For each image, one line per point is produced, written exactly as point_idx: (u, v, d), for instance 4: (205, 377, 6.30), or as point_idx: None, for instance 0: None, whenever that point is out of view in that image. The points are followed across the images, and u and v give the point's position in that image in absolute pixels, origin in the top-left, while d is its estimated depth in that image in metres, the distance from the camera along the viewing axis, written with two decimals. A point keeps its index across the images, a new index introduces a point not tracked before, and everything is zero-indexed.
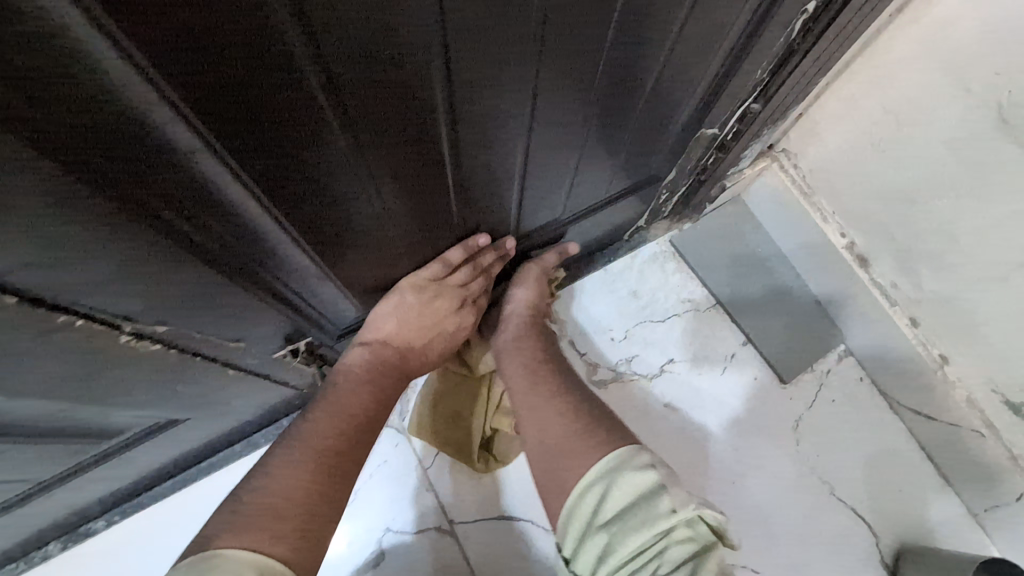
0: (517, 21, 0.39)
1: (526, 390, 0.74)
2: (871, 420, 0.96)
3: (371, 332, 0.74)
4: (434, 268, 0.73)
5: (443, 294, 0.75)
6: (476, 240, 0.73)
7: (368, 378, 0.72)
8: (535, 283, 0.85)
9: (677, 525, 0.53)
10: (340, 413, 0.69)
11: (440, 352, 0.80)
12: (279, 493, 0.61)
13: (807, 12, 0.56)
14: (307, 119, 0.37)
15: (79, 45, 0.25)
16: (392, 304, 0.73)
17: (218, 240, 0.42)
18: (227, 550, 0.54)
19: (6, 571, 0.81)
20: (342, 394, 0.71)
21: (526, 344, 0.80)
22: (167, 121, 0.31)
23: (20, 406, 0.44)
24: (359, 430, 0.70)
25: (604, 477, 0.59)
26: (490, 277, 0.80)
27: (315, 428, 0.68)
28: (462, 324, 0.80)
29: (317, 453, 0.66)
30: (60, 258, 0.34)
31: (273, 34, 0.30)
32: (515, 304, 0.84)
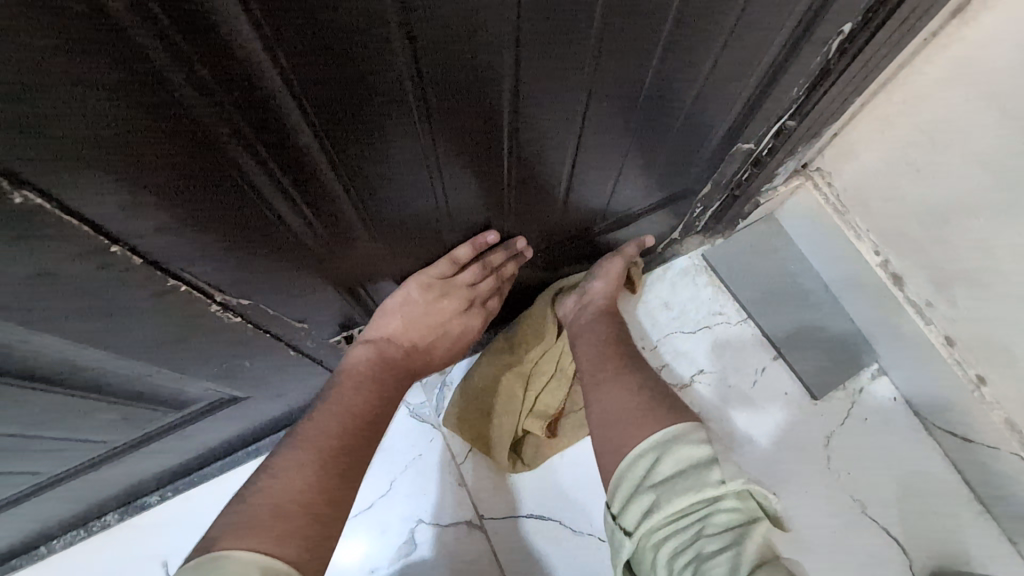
0: (580, 32, 0.43)
1: (595, 367, 0.79)
2: (906, 440, 0.95)
3: (375, 330, 0.73)
4: (440, 267, 0.71)
5: (449, 294, 0.73)
6: (484, 238, 0.70)
7: (371, 377, 0.71)
8: (615, 277, 0.88)
9: (725, 495, 0.55)
10: (345, 410, 0.68)
11: (446, 351, 0.79)
12: (284, 490, 0.59)
13: (843, 33, 0.59)
14: (396, 114, 0.41)
15: (234, 43, 0.29)
16: (398, 301, 0.72)
17: (304, 218, 0.46)
18: (231, 551, 0.51)
19: (67, 536, 0.86)
20: (348, 392, 0.69)
21: (600, 327, 0.84)
22: (285, 109, 0.35)
23: (115, 364, 0.49)
24: (364, 430, 0.68)
25: (657, 446, 0.62)
26: (500, 277, 0.77)
27: (321, 425, 0.66)
28: (468, 326, 0.79)
29: (322, 453, 0.64)
30: (179, 224, 0.39)
31: (382, 37, 0.34)
32: (594, 294, 0.88)
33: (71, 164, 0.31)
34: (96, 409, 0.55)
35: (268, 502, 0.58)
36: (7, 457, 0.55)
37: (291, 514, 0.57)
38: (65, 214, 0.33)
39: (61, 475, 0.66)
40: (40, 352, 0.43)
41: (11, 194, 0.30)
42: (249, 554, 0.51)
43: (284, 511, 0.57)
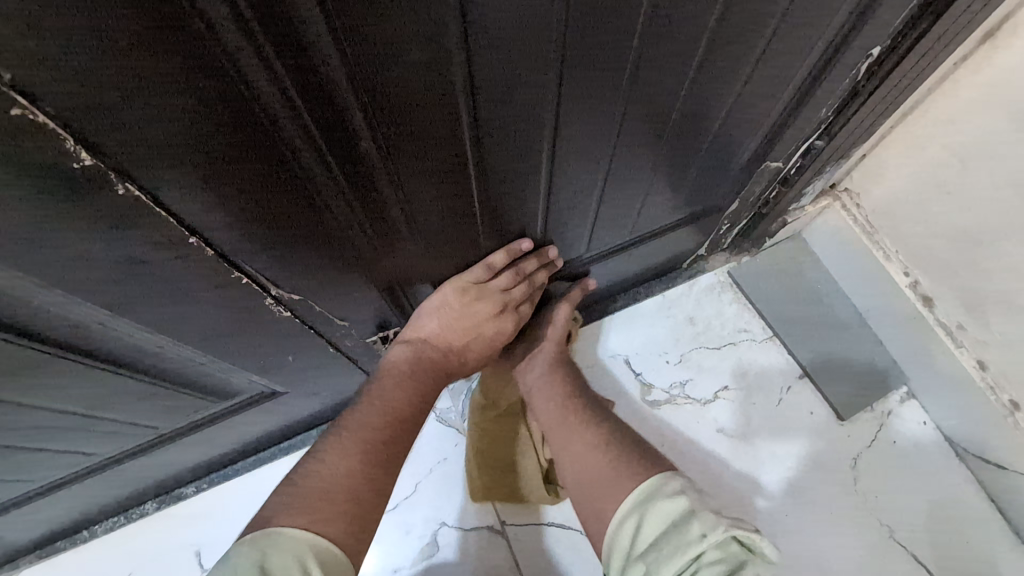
0: (620, 52, 0.46)
1: (555, 418, 0.80)
2: (936, 466, 0.93)
3: (414, 330, 0.76)
4: (476, 272, 0.74)
5: (483, 298, 0.76)
6: (519, 245, 0.73)
7: (410, 376, 0.74)
8: (562, 325, 0.88)
9: (708, 548, 0.55)
10: (386, 405, 0.71)
11: (478, 355, 0.81)
12: (328, 478, 0.64)
13: (871, 57, 0.61)
14: (446, 127, 0.44)
15: (317, 59, 0.33)
16: (436, 303, 0.75)
17: (356, 221, 0.50)
18: (289, 528, 0.57)
19: (108, 522, 0.90)
20: (388, 387, 0.73)
21: (555, 378, 0.85)
22: (351, 119, 0.39)
23: (178, 351, 0.53)
24: (403, 426, 0.72)
25: (638, 508, 0.63)
26: (532, 283, 0.79)
27: (363, 418, 0.69)
28: (501, 330, 0.81)
29: (366, 443, 0.68)
30: (248, 220, 0.42)
31: (443, 56, 0.37)
32: (542, 343, 0.88)
33: (166, 165, 0.34)
34: (154, 395, 0.59)
35: (314, 488, 0.63)
36: (72, 435, 0.59)
37: (338, 499, 0.62)
38: (156, 208, 0.37)
39: (114, 459, 0.71)
40: (118, 336, 0.47)
41: (115, 186, 0.34)
42: (304, 533, 0.57)
43: (331, 495, 0.62)
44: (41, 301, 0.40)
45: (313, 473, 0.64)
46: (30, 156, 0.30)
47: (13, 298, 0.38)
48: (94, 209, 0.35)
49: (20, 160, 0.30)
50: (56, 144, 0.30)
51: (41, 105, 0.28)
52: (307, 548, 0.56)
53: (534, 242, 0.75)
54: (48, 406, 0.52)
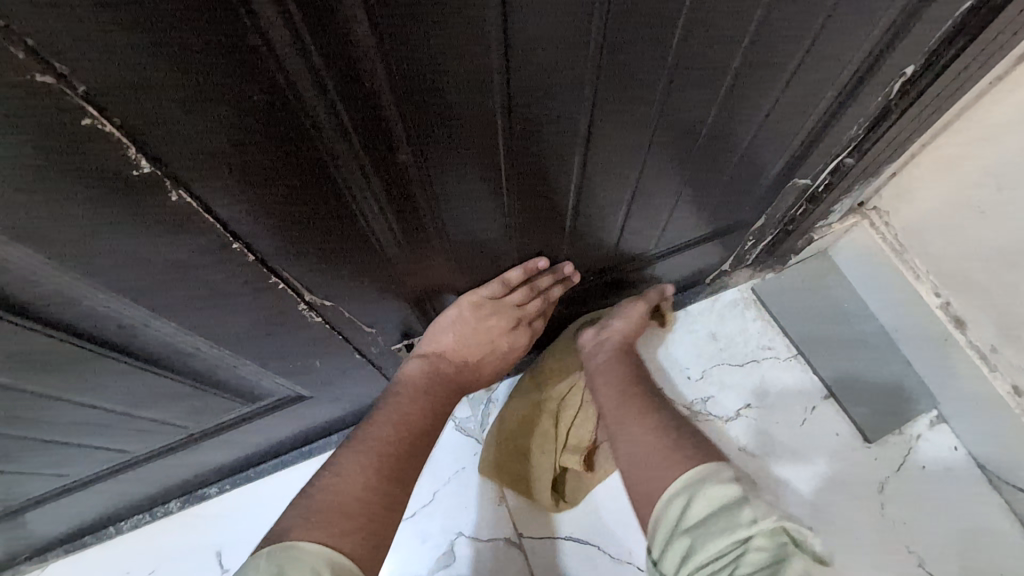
0: (652, 69, 0.46)
1: (618, 406, 0.81)
2: (968, 493, 0.90)
3: (429, 344, 0.77)
4: (492, 287, 0.74)
5: (498, 312, 0.76)
6: (535, 263, 0.73)
7: (425, 388, 0.75)
8: (637, 319, 0.90)
9: (759, 533, 0.55)
10: (401, 418, 0.72)
11: (494, 367, 0.82)
12: (349, 489, 0.65)
13: (904, 76, 0.61)
14: (483, 138, 0.45)
15: (363, 70, 0.34)
16: (453, 317, 0.75)
17: (390, 231, 0.51)
18: (302, 542, 0.58)
19: (133, 519, 0.92)
20: (404, 400, 0.74)
21: (618, 366, 0.86)
22: (393, 129, 0.40)
23: (213, 352, 0.55)
24: (418, 438, 0.72)
25: (688, 488, 0.63)
26: (548, 298, 0.79)
27: (379, 430, 0.71)
28: (516, 343, 0.82)
29: (381, 456, 0.69)
30: (289, 226, 0.43)
31: (483, 69, 0.38)
32: (615, 331, 0.90)
33: (217, 173, 0.36)
34: (187, 395, 0.61)
35: (334, 500, 0.64)
36: (108, 432, 0.61)
37: (355, 512, 0.63)
38: (205, 214, 0.38)
39: (144, 456, 0.73)
40: (158, 336, 0.49)
41: (170, 193, 0.36)
42: (319, 547, 0.58)
43: (351, 507, 0.63)
44: (90, 302, 0.41)
45: (333, 485, 0.65)
46: (93, 163, 0.32)
47: (65, 298, 0.40)
48: (147, 214, 0.36)
49: (85, 167, 0.32)
50: (118, 152, 0.31)
51: (107, 115, 0.29)
52: (321, 562, 0.56)
53: (551, 260, 0.75)
54: (88, 402, 0.54)
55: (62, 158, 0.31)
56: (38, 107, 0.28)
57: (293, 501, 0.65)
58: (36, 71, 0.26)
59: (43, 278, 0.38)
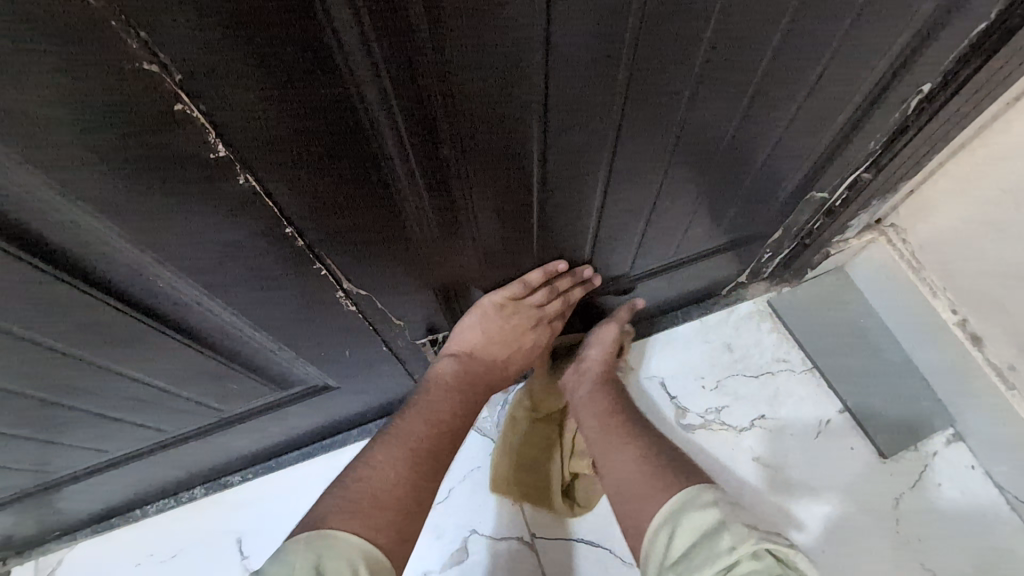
0: (678, 79, 0.49)
1: (601, 434, 0.81)
2: (984, 512, 0.90)
3: (458, 344, 0.79)
4: (513, 289, 0.76)
5: (520, 313, 0.79)
6: (554, 266, 0.75)
7: (455, 387, 0.78)
8: (610, 343, 0.91)
9: (740, 559, 0.56)
10: (433, 415, 0.75)
11: (518, 368, 0.84)
12: (376, 481, 0.68)
13: (922, 93, 0.63)
14: (517, 139, 0.49)
15: (416, 70, 0.38)
16: (476, 317, 0.78)
17: (426, 227, 0.55)
18: (340, 533, 0.60)
19: (158, 503, 0.95)
20: (434, 397, 0.76)
21: (600, 397, 0.86)
22: (438, 125, 0.43)
23: (251, 334, 0.59)
24: (446, 434, 0.75)
25: (668, 520, 0.65)
26: (567, 300, 0.82)
27: (411, 427, 0.73)
28: (537, 343, 0.84)
29: (413, 451, 0.71)
30: (335, 213, 0.47)
31: (521, 70, 0.42)
32: (592, 361, 0.91)
33: (280, 160, 0.40)
34: (224, 374, 0.65)
35: (365, 491, 0.66)
36: (148, 407, 0.65)
37: (383, 505, 0.66)
38: (264, 197, 0.42)
39: (177, 437, 0.76)
40: (205, 314, 0.53)
41: (238, 176, 0.40)
42: (355, 539, 0.60)
43: (381, 501, 0.66)
44: (152, 276, 0.46)
45: (360, 477, 0.68)
46: (178, 145, 0.36)
47: (130, 270, 0.44)
48: (219, 194, 0.40)
49: (170, 148, 0.36)
50: (201, 135, 0.36)
51: (195, 102, 0.34)
52: (356, 554, 0.59)
53: (571, 263, 0.77)
54: (137, 375, 0.58)
55: (152, 140, 0.35)
56: (139, 93, 0.32)
57: (326, 490, 0.68)
58: (145, 61, 0.30)
59: (114, 250, 0.42)
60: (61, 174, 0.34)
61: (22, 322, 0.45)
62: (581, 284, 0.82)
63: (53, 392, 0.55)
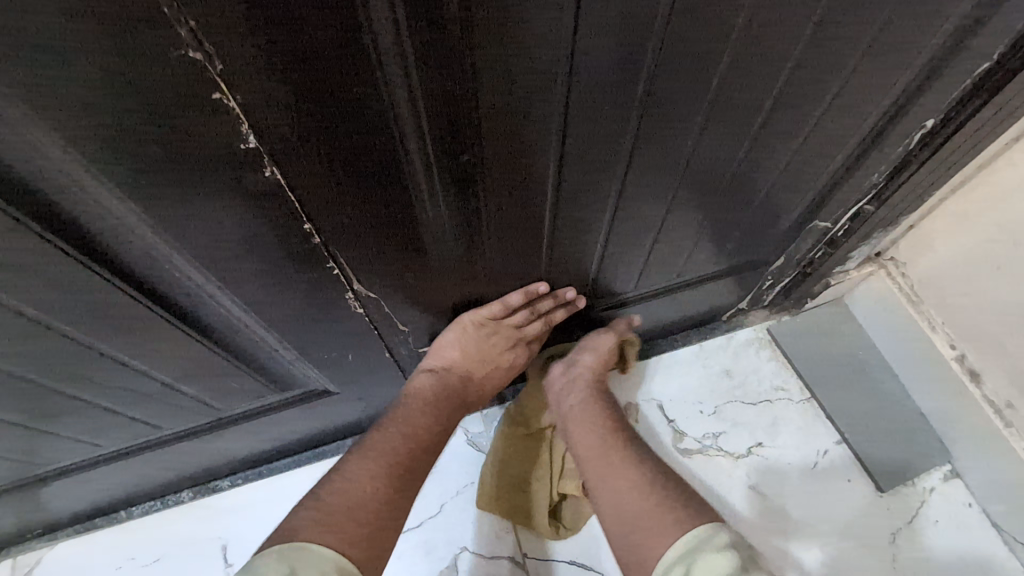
0: (692, 101, 0.50)
1: (597, 454, 0.79)
2: (981, 551, 0.89)
3: (437, 359, 0.77)
4: (494, 309, 0.75)
5: (499, 332, 0.78)
6: (535, 288, 0.74)
7: (433, 403, 0.77)
8: (604, 353, 0.90)
9: None
10: (410, 429, 0.74)
11: (494, 385, 0.84)
12: (354, 497, 0.66)
13: (925, 128, 0.64)
14: (537, 149, 0.49)
15: (445, 76, 0.39)
16: (455, 334, 0.76)
17: (441, 232, 0.56)
18: (312, 544, 0.59)
19: (144, 505, 0.93)
20: (414, 412, 0.75)
21: (590, 409, 0.86)
22: (462, 133, 0.44)
23: (257, 332, 0.59)
24: (423, 449, 0.74)
25: (683, 556, 0.62)
26: (549, 321, 0.81)
27: (388, 440, 0.72)
28: (515, 361, 0.83)
29: (389, 466, 0.70)
30: (351, 212, 0.48)
31: (547, 83, 0.43)
32: (583, 368, 0.89)
33: (309, 157, 0.41)
34: (225, 372, 0.64)
35: (343, 503, 0.65)
36: (147, 400, 0.65)
37: (358, 519, 0.64)
38: (286, 191, 0.43)
39: (171, 436, 0.75)
40: (213, 308, 0.53)
41: (264, 169, 0.41)
42: (327, 551, 0.59)
43: (356, 516, 0.64)
44: (166, 265, 0.46)
45: (336, 490, 0.67)
46: (210, 134, 0.37)
47: (146, 258, 0.45)
48: (241, 185, 0.41)
49: (198, 136, 0.37)
50: (233, 126, 0.37)
51: (232, 93, 0.35)
52: (329, 565, 0.58)
53: (551, 284, 0.76)
54: (141, 367, 0.58)
55: (185, 127, 0.36)
56: (179, 80, 0.33)
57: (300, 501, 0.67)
58: (190, 48, 0.31)
59: (134, 236, 0.43)
60: (93, 155, 0.35)
61: (34, 303, 0.45)
62: (564, 306, 0.81)
63: (55, 379, 0.55)
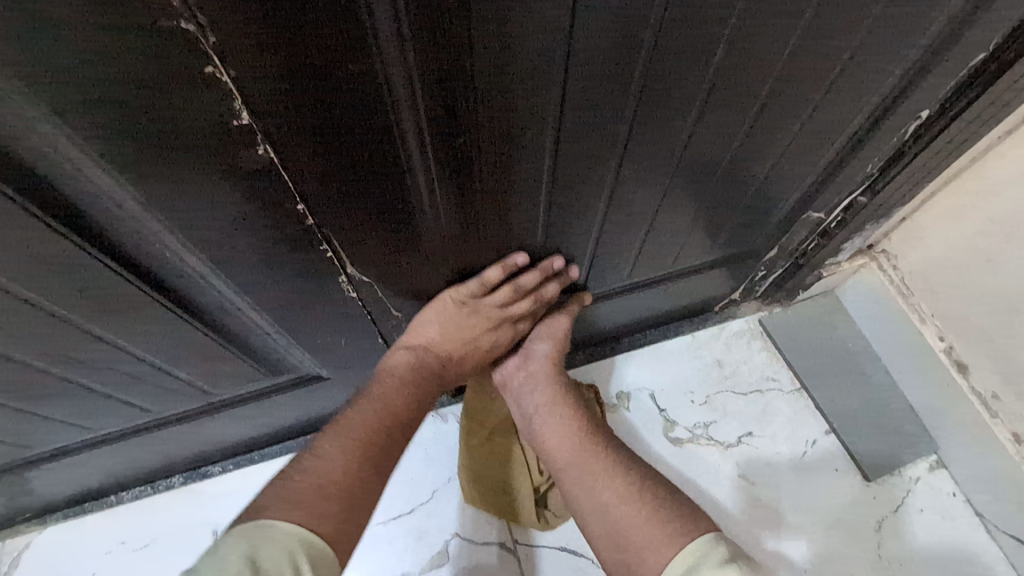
0: (690, 87, 0.50)
1: (573, 459, 0.71)
2: (963, 538, 0.91)
3: (415, 337, 0.72)
4: (471, 286, 0.69)
5: (479, 312, 0.72)
6: (514, 260, 0.69)
7: (410, 381, 0.72)
8: (559, 338, 0.83)
9: None
10: (384, 407, 0.69)
11: (475, 364, 0.78)
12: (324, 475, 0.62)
13: (920, 119, 0.64)
14: (533, 133, 0.49)
15: (440, 53, 0.38)
16: (435, 311, 0.71)
17: (434, 216, 0.55)
18: (277, 522, 0.54)
19: (135, 490, 0.93)
20: (389, 388, 0.71)
21: (558, 408, 0.77)
22: (454, 114, 0.43)
23: (250, 315, 0.58)
24: (397, 428, 0.69)
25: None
26: (539, 297, 0.74)
27: (360, 417, 0.67)
28: (498, 343, 0.77)
29: (360, 443, 0.65)
30: (342, 192, 0.47)
31: (544, 64, 0.42)
32: (539, 358, 0.82)
33: (300, 135, 0.40)
34: (217, 355, 0.64)
35: None
36: (136, 383, 0.64)
37: None
38: (280, 170, 0.43)
39: (162, 420, 0.75)
40: (205, 289, 0.53)
41: (258, 147, 0.40)
42: (292, 528, 0.54)
43: None
44: (159, 245, 0.46)
45: None
46: (202, 110, 0.36)
47: (138, 237, 0.45)
48: (235, 163, 0.41)
49: (191, 111, 0.36)
50: (226, 101, 0.36)
51: (226, 66, 0.34)
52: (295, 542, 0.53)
53: (533, 254, 0.70)
54: (131, 349, 0.57)
55: (175, 102, 0.35)
56: (170, 54, 0.32)
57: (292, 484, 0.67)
58: (184, 20, 0.31)
59: (127, 215, 0.42)
60: (84, 130, 0.35)
61: (22, 282, 0.45)
62: (555, 277, 0.75)
63: (45, 360, 0.54)
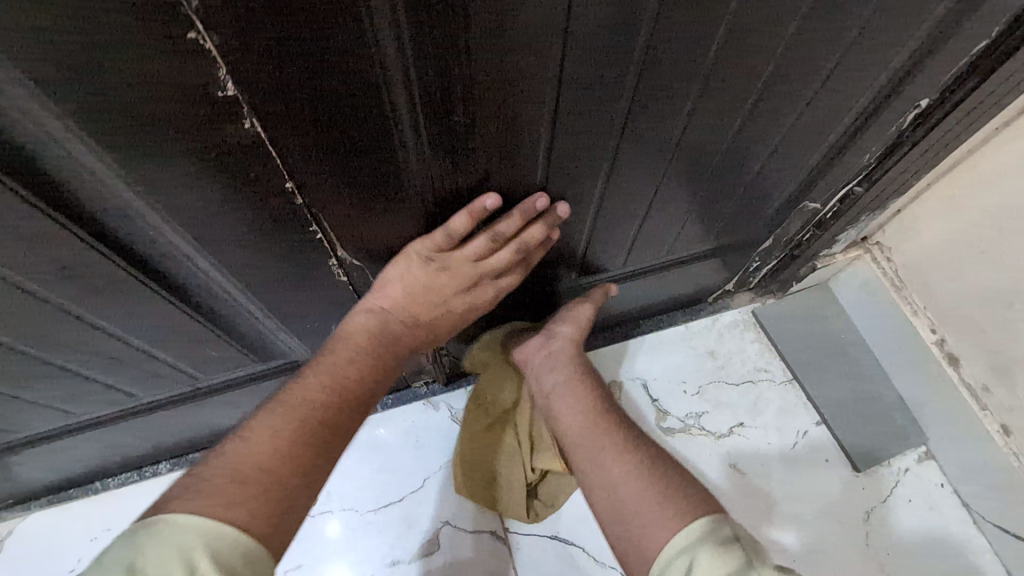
0: (690, 70, 0.49)
1: (590, 433, 0.68)
2: (949, 528, 0.92)
3: (377, 300, 0.61)
4: (437, 239, 0.57)
5: (449, 270, 0.61)
6: (482, 204, 0.55)
7: (368, 350, 0.60)
8: (584, 324, 0.83)
9: None
10: (333, 380, 0.57)
11: (451, 328, 0.68)
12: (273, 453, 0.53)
13: (919, 108, 0.62)
14: (529, 112, 0.48)
15: (434, 25, 0.37)
16: (399, 272, 0.60)
17: (425, 197, 0.54)
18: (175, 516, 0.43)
19: (121, 477, 0.92)
20: (341, 357, 0.59)
21: (576, 387, 0.76)
22: (449, 90, 0.42)
23: (238, 298, 0.57)
24: (353, 404, 0.58)
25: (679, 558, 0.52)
26: (520, 246, 0.62)
27: (304, 393, 0.55)
28: (474, 303, 0.66)
29: (301, 423, 0.53)
30: (332, 170, 0.46)
31: (541, 40, 0.41)
32: (562, 339, 0.81)
33: (287, 107, 0.39)
34: (203, 339, 0.63)
35: None
36: (120, 367, 0.62)
37: None
38: (266, 146, 0.41)
39: (146, 406, 0.73)
40: (190, 269, 0.51)
41: (244, 122, 0.39)
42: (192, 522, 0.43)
43: None
44: (144, 223, 0.44)
45: None
46: (186, 80, 0.35)
47: (120, 214, 0.43)
48: (221, 139, 0.39)
49: (174, 81, 0.34)
50: (211, 72, 0.35)
51: (209, 33, 0.32)
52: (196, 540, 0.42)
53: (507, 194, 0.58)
54: (114, 331, 0.56)
55: (157, 71, 0.34)
56: (151, 20, 0.31)
57: None
58: None
59: (109, 191, 0.40)
60: (61, 100, 0.33)
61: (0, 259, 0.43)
62: (540, 218, 0.61)
63: (26, 342, 0.53)
